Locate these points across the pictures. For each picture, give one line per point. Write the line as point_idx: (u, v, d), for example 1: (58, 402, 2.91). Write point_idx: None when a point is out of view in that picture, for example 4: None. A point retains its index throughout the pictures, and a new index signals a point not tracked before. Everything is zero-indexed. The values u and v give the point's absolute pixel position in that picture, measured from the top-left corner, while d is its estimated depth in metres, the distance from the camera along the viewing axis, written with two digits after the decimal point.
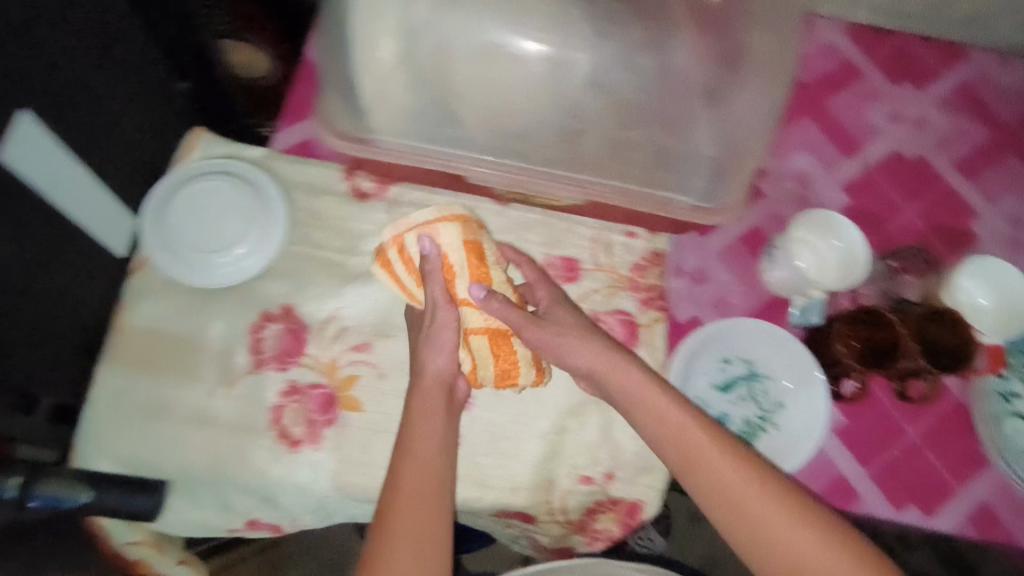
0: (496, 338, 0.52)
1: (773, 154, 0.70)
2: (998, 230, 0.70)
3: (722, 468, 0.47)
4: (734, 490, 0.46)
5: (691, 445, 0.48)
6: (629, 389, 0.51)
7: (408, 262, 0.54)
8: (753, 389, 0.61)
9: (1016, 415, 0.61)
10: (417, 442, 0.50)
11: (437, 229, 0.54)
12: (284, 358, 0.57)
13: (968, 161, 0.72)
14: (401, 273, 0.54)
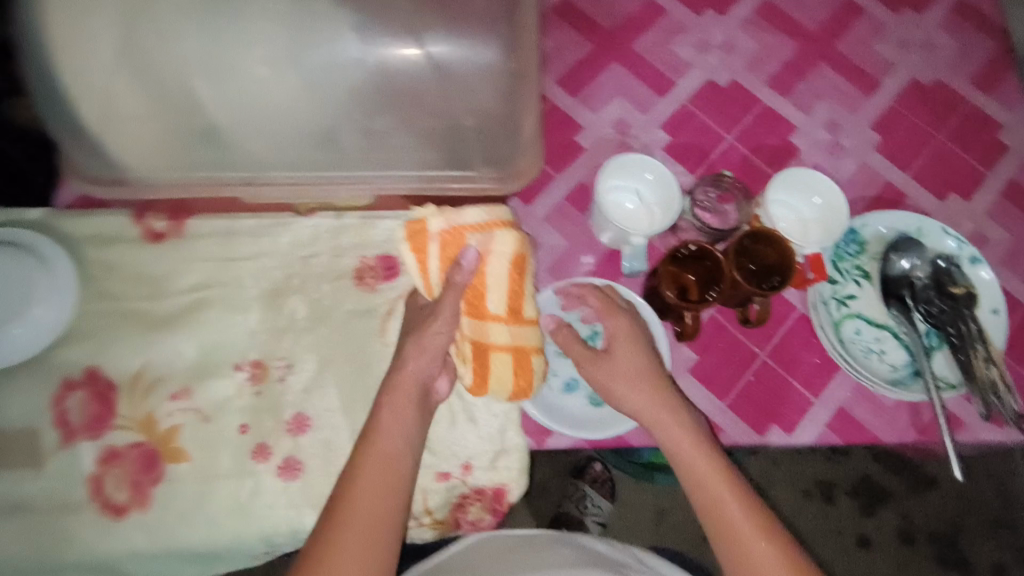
0: (520, 358, 0.51)
1: (578, 106, 0.69)
2: (816, 139, 0.71)
3: (675, 429, 0.52)
4: (681, 451, 0.52)
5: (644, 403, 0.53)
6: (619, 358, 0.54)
7: (444, 260, 0.50)
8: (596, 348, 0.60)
9: (853, 317, 0.62)
10: (382, 439, 0.48)
11: (487, 240, 0.50)
12: (96, 425, 0.54)
13: (778, 76, 0.73)
14: (429, 265, 0.51)
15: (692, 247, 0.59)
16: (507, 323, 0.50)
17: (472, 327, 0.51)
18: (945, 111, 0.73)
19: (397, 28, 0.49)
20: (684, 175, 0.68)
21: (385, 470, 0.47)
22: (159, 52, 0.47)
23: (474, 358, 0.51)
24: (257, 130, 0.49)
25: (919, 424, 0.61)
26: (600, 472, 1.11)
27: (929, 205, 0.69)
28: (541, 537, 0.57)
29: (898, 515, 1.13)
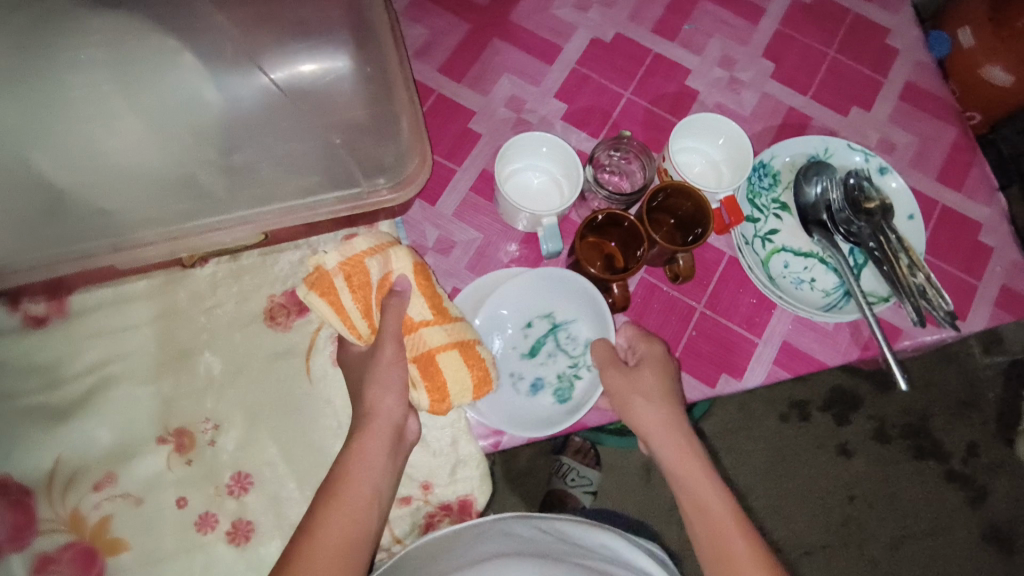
0: (465, 350, 0.49)
1: (467, 92, 0.66)
2: (712, 78, 0.69)
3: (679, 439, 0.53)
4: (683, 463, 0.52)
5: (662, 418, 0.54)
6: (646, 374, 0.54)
7: (356, 288, 0.50)
8: (557, 340, 0.58)
9: (779, 251, 0.62)
10: (356, 478, 0.46)
11: (384, 261, 0.51)
12: (16, 536, 0.49)
13: (664, 21, 0.71)
14: (347, 304, 0.50)
15: (603, 216, 0.57)
16: (440, 325, 0.50)
17: (410, 347, 0.50)
18: (832, 25, 0.72)
19: (233, 57, 0.45)
20: (588, 141, 0.66)
21: (359, 512, 0.45)
22: None
23: (426, 372, 0.50)
24: (113, 192, 0.45)
25: (861, 341, 0.61)
26: (581, 443, 1.11)
27: (833, 123, 0.69)
28: (461, 530, 0.53)
29: (870, 418, 1.16)
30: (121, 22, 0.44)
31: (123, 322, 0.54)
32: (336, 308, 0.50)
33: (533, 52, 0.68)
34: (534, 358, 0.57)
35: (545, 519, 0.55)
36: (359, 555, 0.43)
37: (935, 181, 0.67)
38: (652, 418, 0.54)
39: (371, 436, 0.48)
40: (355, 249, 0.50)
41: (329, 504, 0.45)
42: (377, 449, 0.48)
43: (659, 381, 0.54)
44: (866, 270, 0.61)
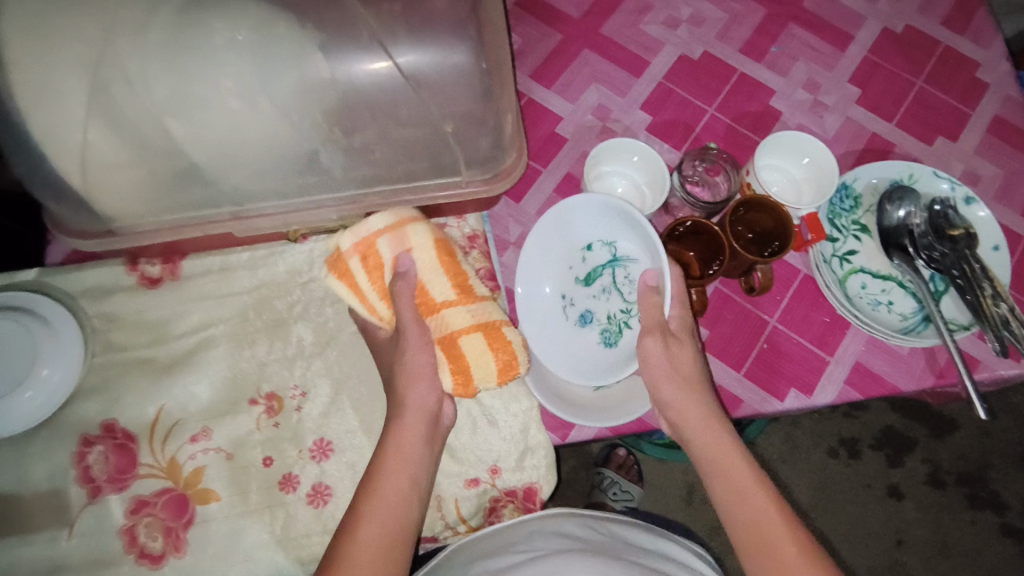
0: (489, 333, 0.50)
1: (555, 97, 0.69)
2: (796, 99, 0.70)
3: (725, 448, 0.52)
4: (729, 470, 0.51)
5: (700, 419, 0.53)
6: (659, 371, 0.53)
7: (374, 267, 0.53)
8: (616, 276, 0.59)
9: (857, 272, 0.63)
10: (388, 480, 0.48)
11: (401, 238, 0.53)
12: (119, 477, 0.53)
13: (751, 42, 0.72)
14: (363, 284, 0.53)
15: (687, 223, 0.59)
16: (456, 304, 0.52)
17: (434, 329, 0.51)
18: (920, 56, 0.73)
19: (366, 40, 0.48)
20: (671, 152, 0.68)
21: (395, 507, 0.47)
22: (127, 98, 0.46)
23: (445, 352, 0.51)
24: (241, 166, 0.49)
25: (937, 368, 0.61)
26: (623, 458, 1.10)
27: (917, 151, 0.69)
28: (517, 522, 0.53)
29: (923, 461, 1.13)
30: (260, 10, 0.47)
31: (221, 289, 0.58)
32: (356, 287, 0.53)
33: (622, 62, 0.70)
34: (586, 289, 0.59)
35: (597, 518, 0.55)
36: (403, 547, 0.46)
37: (1020, 215, 0.67)
38: (689, 416, 0.52)
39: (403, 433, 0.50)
40: (372, 232, 0.53)
41: (367, 507, 0.47)
42: (408, 438, 0.50)
43: (678, 382, 0.53)
44: (946, 297, 0.61)
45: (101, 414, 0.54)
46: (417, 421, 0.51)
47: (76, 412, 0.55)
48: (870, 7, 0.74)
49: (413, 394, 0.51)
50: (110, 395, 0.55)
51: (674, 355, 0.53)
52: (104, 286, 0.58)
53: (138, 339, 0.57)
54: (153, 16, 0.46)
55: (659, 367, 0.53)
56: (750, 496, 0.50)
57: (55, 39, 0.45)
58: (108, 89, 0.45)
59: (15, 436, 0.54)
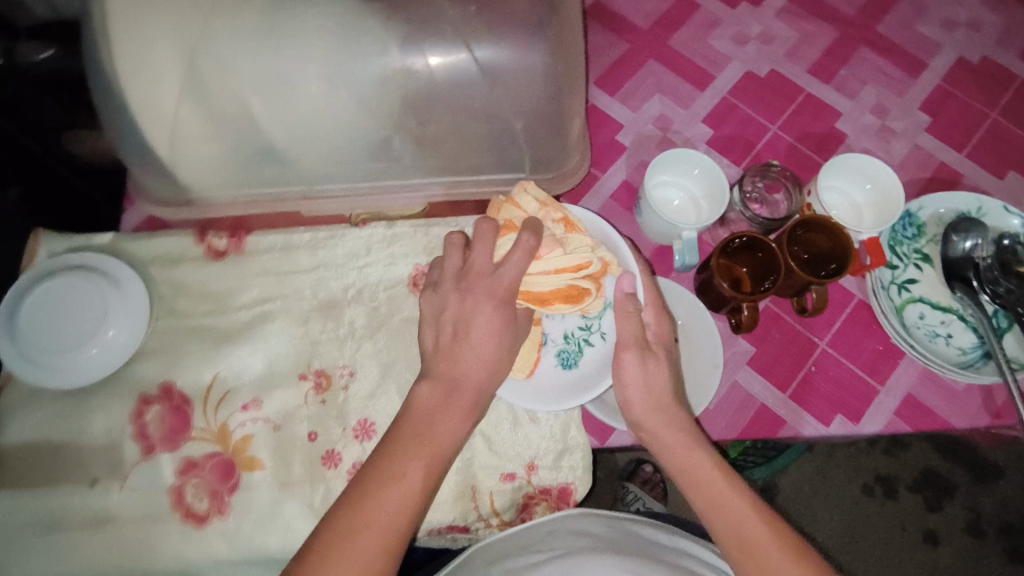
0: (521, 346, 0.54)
1: (618, 105, 0.69)
2: (863, 123, 0.69)
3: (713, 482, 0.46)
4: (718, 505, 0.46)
5: (677, 446, 0.48)
6: (630, 393, 0.49)
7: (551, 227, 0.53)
8: None
9: (915, 301, 0.62)
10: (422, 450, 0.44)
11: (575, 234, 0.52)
12: (172, 437, 0.55)
13: (820, 63, 0.72)
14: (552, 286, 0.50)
15: (743, 238, 0.57)
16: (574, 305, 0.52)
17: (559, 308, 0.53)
18: (995, 88, 0.71)
19: (446, 36, 0.50)
20: (730, 167, 0.67)
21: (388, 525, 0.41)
22: (217, 76, 0.48)
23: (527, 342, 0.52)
24: (316, 148, 0.52)
25: (994, 409, 0.59)
26: (651, 474, 1.09)
27: (987, 184, 0.67)
28: (541, 524, 0.53)
29: (964, 509, 1.08)
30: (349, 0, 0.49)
31: (282, 265, 0.60)
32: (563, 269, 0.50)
33: (687, 75, 0.70)
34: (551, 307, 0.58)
35: (617, 518, 0.54)
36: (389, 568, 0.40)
37: None
38: (662, 433, 0.49)
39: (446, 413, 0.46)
40: (547, 222, 0.51)
41: (381, 482, 0.42)
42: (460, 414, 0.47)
43: (654, 402, 0.49)
44: (1009, 335, 0.59)
45: (161, 376, 0.57)
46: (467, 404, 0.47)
47: (138, 372, 0.57)
48: (946, 37, 0.73)
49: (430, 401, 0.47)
50: (171, 358, 0.57)
51: (650, 374, 0.49)
52: (174, 255, 0.60)
53: (200, 307, 0.59)
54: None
55: (633, 383, 0.49)
56: (749, 531, 0.44)
57: (156, 16, 0.47)
58: (200, 67, 0.48)
59: (79, 390, 0.56)
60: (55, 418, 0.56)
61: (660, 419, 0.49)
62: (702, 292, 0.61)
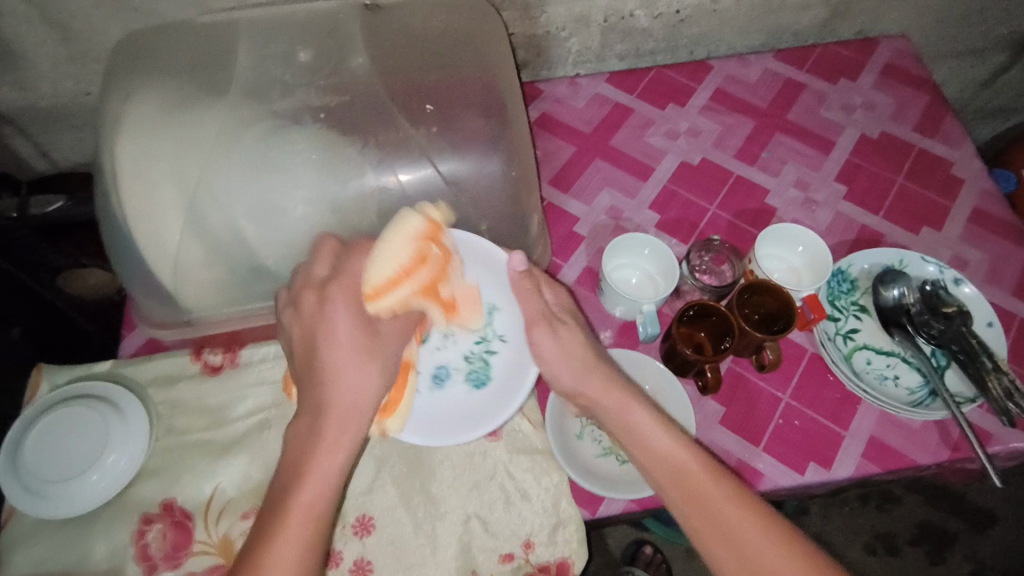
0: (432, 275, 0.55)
1: (572, 200, 0.77)
2: (790, 197, 0.78)
3: (650, 433, 0.50)
4: (657, 455, 0.49)
5: (616, 400, 0.53)
6: (554, 366, 0.56)
7: (394, 279, 0.52)
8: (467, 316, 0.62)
9: (861, 349, 0.68)
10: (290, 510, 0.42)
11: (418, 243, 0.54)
12: (174, 554, 0.56)
13: (744, 149, 0.82)
14: (394, 290, 0.52)
15: (695, 306, 0.63)
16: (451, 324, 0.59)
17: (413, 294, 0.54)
18: (897, 157, 0.82)
19: (413, 155, 0.59)
20: (679, 245, 0.75)
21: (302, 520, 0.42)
22: (214, 209, 0.55)
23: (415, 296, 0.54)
24: (304, 261, 0.59)
25: (951, 442, 0.63)
26: (652, 556, 1.07)
27: (906, 239, 0.76)
28: None
29: (966, 558, 1.09)
30: (331, 136, 0.57)
31: (273, 375, 0.64)
32: (400, 270, 0.52)
33: (630, 168, 0.79)
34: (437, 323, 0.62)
35: None
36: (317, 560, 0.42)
37: (1010, 295, 0.73)
38: (572, 374, 0.55)
39: (329, 448, 0.45)
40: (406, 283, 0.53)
41: (276, 523, 0.42)
42: (330, 447, 0.45)
43: (574, 366, 0.55)
44: (949, 372, 0.65)
45: (161, 494, 0.58)
46: (337, 428, 0.46)
47: (136, 493, 0.58)
48: (847, 118, 0.85)
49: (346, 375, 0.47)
50: (170, 474, 0.59)
51: (567, 346, 0.56)
52: (171, 375, 0.64)
53: (196, 417, 0.62)
54: (238, 139, 0.56)
55: (551, 355, 0.56)
56: (656, 447, 0.50)
57: (159, 160, 0.54)
58: (199, 202, 0.54)
59: (81, 516, 0.57)
60: (53, 549, 0.56)
61: (589, 379, 0.54)
62: (668, 359, 0.66)
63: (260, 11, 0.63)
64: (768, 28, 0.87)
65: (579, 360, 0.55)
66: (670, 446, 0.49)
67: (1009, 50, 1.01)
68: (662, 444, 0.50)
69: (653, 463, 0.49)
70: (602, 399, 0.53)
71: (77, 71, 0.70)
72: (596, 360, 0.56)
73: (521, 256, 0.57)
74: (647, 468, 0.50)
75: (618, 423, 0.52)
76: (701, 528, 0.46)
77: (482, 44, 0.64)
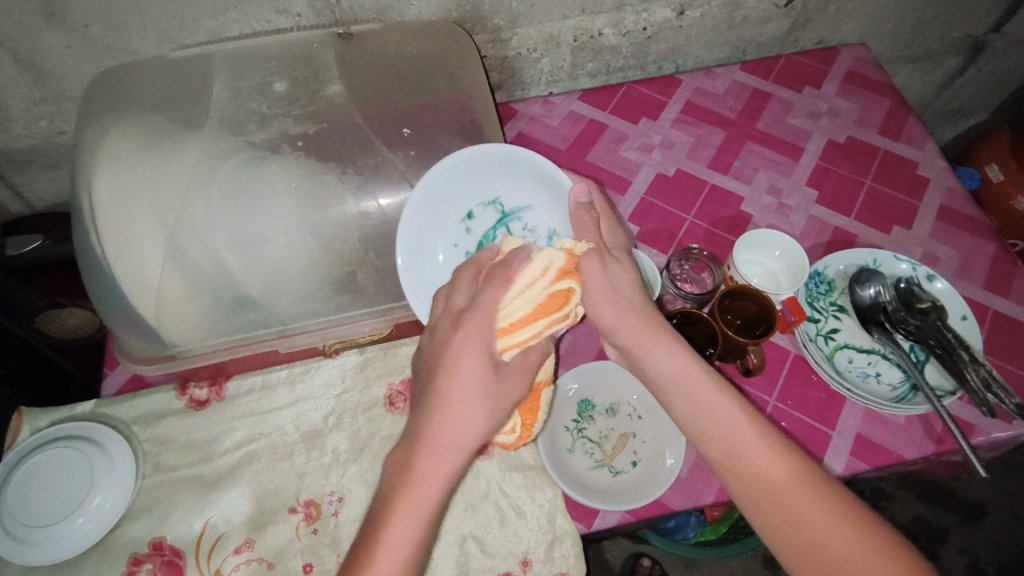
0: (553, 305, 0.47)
1: None
2: (763, 203, 0.80)
3: (722, 416, 0.48)
4: (738, 448, 0.46)
5: (674, 363, 0.50)
6: (601, 299, 0.51)
7: (516, 327, 0.45)
8: (513, 228, 0.62)
9: (842, 348, 0.69)
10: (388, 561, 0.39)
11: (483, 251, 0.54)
12: None
13: (717, 159, 0.83)
14: (531, 329, 0.46)
15: (678, 315, 0.65)
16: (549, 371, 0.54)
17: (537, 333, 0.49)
18: (864, 159, 0.84)
19: (394, 179, 0.60)
20: (658, 256, 0.76)
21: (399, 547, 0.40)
22: (194, 241, 0.55)
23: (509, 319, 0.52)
24: (288, 289, 0.59)
25: (935, 435, 0.64)
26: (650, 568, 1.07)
27: (878, 239, 0.78)
28: None
29: (960, 551, 1.10)
30: (309, 164, 0.58)
31: (259, 406, 0.63)
32: (539, 308, 0.46)
33: (607, 182, 0.81)
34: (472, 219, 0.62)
35: None
36: None
37: (982, 289, 0.75)
38: (627, 325, 0.51)
39: (437, 441, 0.42)
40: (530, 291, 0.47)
41: (369, 550, 0.40)
42: (428, 477, 0.41)
43: (623, 303, 0.51)
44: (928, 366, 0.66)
45: (149, 533, 0.57)
46: (456, 429, 0.42)
47: (122, 534, 0.57)
48: (814, 124, 0.87)
49: (465, 364, 0.44)
50: (158, 512, 0.58)
51: (614, 276, 0.52)
52: (155, 411, 0.63)
53: (184, 452, 0.61)
54: (217, 172, 0.56)
55: (599, 289, 0.51)
56: (736, 439, 0.47)
57: (137, 196, 0.54)
58: (180, 235, 0.54)
59: (67, 561, 0.56)
60: None
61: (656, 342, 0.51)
62: None
63: (235, 44, 0.64)
64: (733, 41, 0.90)
65: (625, 299, 0.51)
66: (745, 442, 0.46)
67: (964, 52, 1.04)
68: (739, 435, 0.47)
69: (733, 461, 0.46)
70: (661, 364, 0.50)
71: (51, 110, 0.70)
72: (644, 314, 0.51)
73: (583, 186, 0.56)
74: (714, 455, 0.48)
75: (677, 390, 0.50)
76: (782, 533, 0.44)
77: (456, 69, 0.65)
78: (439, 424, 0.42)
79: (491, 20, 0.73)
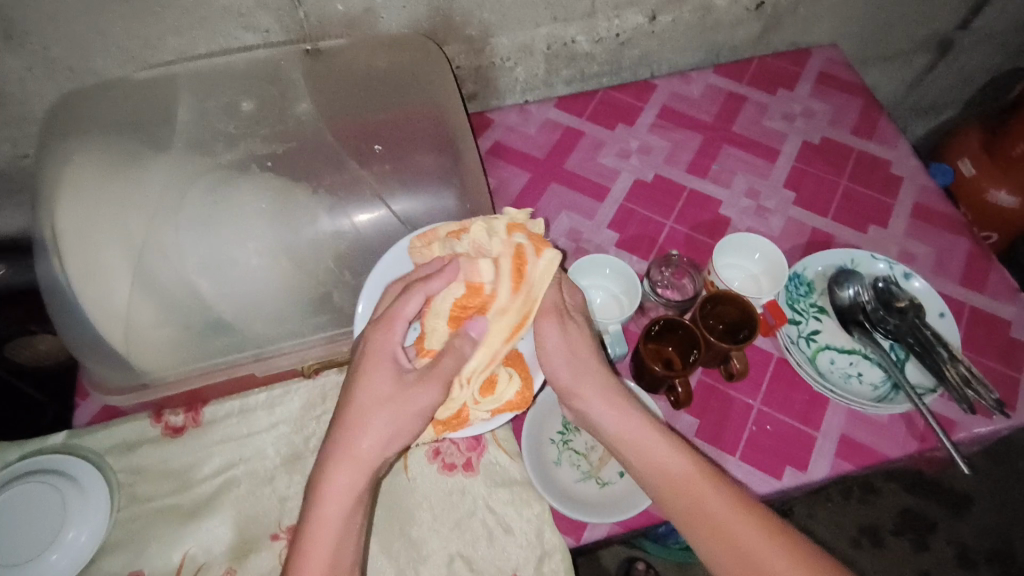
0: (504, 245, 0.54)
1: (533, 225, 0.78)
2: (742, 206, 0.80)
3: (654, 449, 0.51)
4: (672, 476, 0.50)
5: (614, 411, 0.54)
6: (555, 358, 0.55)
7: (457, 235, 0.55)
8: None
9: (824, 349, 0.69)
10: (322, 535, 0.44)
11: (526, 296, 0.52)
12: None
13: (694, 163, 0.84)
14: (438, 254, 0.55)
15: (660, 322, 0.65)
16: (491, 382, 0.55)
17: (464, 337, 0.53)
18: (839, 159, 0.85)
19: (367, 196, 0.60)
20: (639, 262, 0.76)
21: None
22: (164, 266, 0.55)
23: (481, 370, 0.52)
24: (264, 311, 0.58)
25: (918, 433, 0.65)
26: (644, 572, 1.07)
27: (856, 239, 0.79)
28: None
29: (949, 542, 1.11)
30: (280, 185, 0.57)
31: (238, 430, 0.62)
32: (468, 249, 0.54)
33: (586, 189, 0.81)
34: None
35: None
36: None
37: (959, 285, 0.76)
38: (578, 377, 0.55)
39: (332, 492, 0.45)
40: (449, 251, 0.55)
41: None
42: (324, 530, 0.44)
43: (574, 361, 0.55)
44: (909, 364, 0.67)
45: (127, 567, 0.55)
46: (352, 481, 0.45)
47: (98, 569, 0.55)
48: (788, 126, 0.88)
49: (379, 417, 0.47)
50: (136, 545, 0.56)
51: (571, 338, 0.55)
52: (130, 440, 0.61)
53: (161, 481, 0.59)
54: (186, 195, 0.56)
55: (556, 350, 0.55)
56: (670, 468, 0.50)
57: (103, 224, 0.53)
58: (148, 259, 0.54)
59: None
60: None
61: (587, 382, 0.55)
62: (638, 377, 0.66)
63: (201, 62, 0.62)
64: (706, 45, 0.90)
65: (579, 360, 0.55)
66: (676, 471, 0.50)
67: (933, 50, 1.06)
68: (673, 466, 0.50)
69: (668, 489, 0.50)
70: (597, 406, 0.54)
71: (14, 133, 0.68)
72: (588, 367, 0.55)
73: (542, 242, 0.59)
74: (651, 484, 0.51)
75: (615, 432, 0.53)
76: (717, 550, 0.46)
77: (429, 82, 0.65)
78: (356, 454, 0.46)
79: (463, 31, 0.73)
